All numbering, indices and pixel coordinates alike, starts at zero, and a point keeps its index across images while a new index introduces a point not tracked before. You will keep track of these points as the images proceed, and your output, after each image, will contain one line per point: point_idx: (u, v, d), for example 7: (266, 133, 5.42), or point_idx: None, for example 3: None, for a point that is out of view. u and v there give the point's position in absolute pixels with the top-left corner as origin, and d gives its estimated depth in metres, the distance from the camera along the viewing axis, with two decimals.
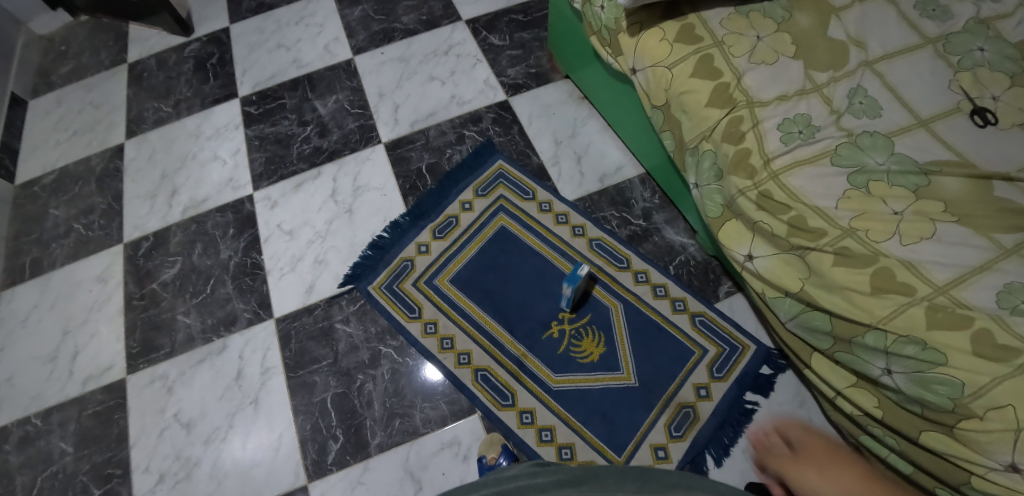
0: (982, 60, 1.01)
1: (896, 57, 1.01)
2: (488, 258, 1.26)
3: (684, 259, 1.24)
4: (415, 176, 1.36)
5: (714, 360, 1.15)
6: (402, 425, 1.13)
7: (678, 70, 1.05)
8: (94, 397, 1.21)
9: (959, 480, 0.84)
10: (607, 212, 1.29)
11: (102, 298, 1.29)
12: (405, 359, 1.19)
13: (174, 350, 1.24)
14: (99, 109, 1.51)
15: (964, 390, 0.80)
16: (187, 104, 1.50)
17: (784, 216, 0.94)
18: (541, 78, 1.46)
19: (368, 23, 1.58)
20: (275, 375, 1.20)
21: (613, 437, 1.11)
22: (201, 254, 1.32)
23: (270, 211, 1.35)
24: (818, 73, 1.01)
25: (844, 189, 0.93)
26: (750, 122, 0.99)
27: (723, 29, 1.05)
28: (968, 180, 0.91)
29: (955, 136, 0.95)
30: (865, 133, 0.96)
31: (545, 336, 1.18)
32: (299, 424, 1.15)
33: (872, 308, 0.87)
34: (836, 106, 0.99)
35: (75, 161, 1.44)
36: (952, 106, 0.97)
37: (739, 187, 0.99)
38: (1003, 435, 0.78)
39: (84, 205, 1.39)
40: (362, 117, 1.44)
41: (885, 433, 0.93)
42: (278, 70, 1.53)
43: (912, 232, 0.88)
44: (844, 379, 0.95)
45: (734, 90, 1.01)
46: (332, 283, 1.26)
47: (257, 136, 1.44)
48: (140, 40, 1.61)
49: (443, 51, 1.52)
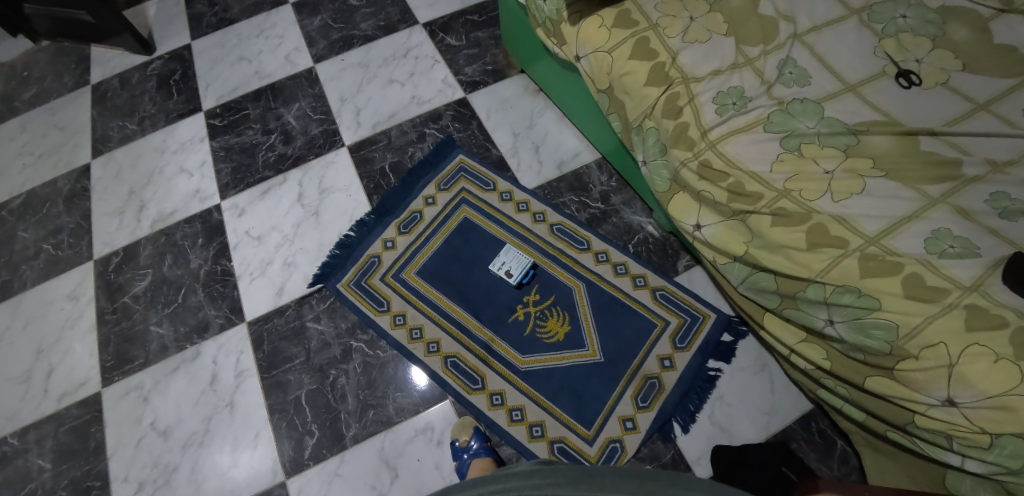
0: (905, 26, 1.05)
1: (823, 29, 1.06)
2: (453, 249, 1.30)
3: (643, 238, 1.28)
4: (378, 176, 1.39)
5: (676, 331, 1.18)
6: (376, 416, 1.15)
7: (617, 53, 1.09)
8: (69, 412, 1.21)
9: (904, 420, 0.88)
10: (567, 198, 1.33)
11: (74, 315, 1.31)
12: (377, 352, 1.22)
13: (148, 360, 1.25)
14: (64, 131, 1.53)
15: (898, 332, 0.84)
16: (152, 120, 1.53)
17: (723, 183, 0.99)
18: (497, 74, 1.51)
19: (327, 32, 1.62)
20: (249, 377, 1.21)
21: (582, 413, 1.14)
22: (171, 265, 1.34)
23: (238, 219, 1.37)
24: (749, 48, 1.06)
25: (777, 153, 0.97)
26: (687, 98, 1.04)
27: (658, 13, 1.10)
28: (895, 137, 0.95)
29: (882, 99, 0.99)
30: (795, 101, 1.00)
31: (512, 320, 1.22)
32: (274, 422, 1.17)
33: (809, 262, 0.91)
34: (767, 77, 1.03)
35: (43, 184, 1.46)
36: (878, 71, 1.02)
37: (680, 159, 1.03)
38: (938, 372, 0.81)
39: (52, 226, 1.41)
40: (325, 122, 1.48)
41: (836, 383, 0.97)
42: (240, 83, 1.56)
43: (843, 188, 0.92)
44: (795, 336, 1.00)
45: (670, 68, 1.06)
46: (302, 284, 1.29)
47: (223, 147, 1.47)
48: (103, 62, 1.64)
49: (401, 54, 1.56)
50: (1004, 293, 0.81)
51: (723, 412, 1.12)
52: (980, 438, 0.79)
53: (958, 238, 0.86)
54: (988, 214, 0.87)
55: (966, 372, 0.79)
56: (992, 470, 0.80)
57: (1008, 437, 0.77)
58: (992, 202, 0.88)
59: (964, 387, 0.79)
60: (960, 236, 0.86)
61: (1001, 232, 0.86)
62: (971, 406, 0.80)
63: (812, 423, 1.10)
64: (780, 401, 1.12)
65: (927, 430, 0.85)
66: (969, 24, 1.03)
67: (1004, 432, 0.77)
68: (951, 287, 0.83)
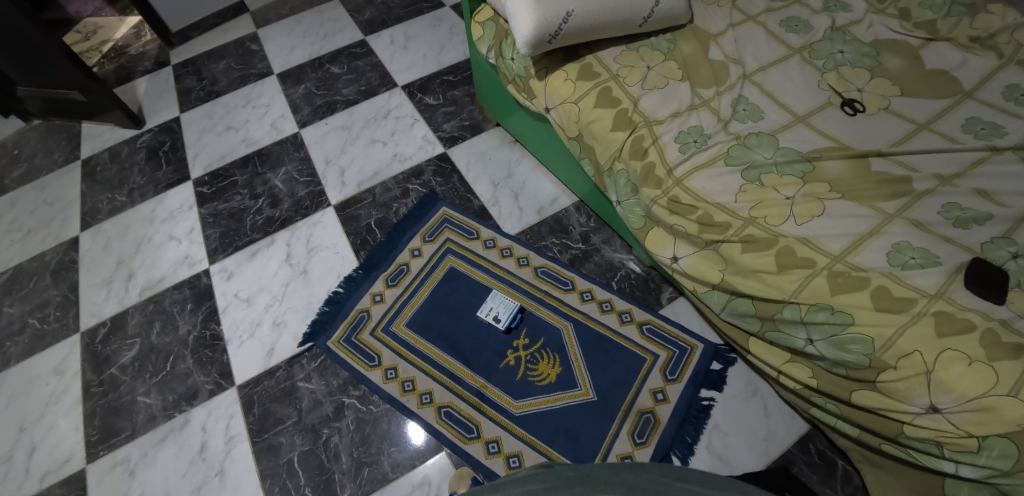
0: (843, 60, 1.14)
1: (770, 68, 1.15)
2: (440, 298, 1.32)
3: (625, 274, 1.32)
4: (365, 232, 1.42)
5: (665, 363, 1.20)
6: (372, 474, 1.13)
7: (583, 103, 1.16)
8: (52, 492, 1.17)
9: (895, 431, 0.89)
10: (549, 241, 1.37)
11: (60, 389, 1.28)
12: (369, 407, 1.21)
13: (135, 431, 1.22)
14: (53, 207, 1.56)
15: (874, 344, 0.87)
16: (141, 191, 1.56)
17: (692, 216, 1.03)
18: (474, 129, 1.58)
19: (311, 99, 1.69)
20: (239, 442, 1.19)
21: (580, 454, 1.13)
22: (159, 333, 1.33)
23: (227, 281, 1.39)
24: (703, 89, 1.13)
25: (739, 184, 1.02)
26: (651, 139, 1.09)
27: (617, 64, 1.17)
28: (848, 161, 1.01)
29: (831, 126, 1.06)
30: (751, 135, 1.07)
31: (502, 365, 1.23)
32: (265, 488, 1.14)
33: (782, 284, 0.94)
34: (723, 115, 1.10)
35: (30, 259, 1.47)
36: (824, 101, 1.09)
37: (651, 197, 1.08)
38: (917, 380, 0.84)
39: (39, 300, 1.41)
40: (311, 183, 1.52)
41: (826, 401, 0.99)
42: (228, 151, 1.62)
43: (805, 212, 0.97)
44: (780, 357, 1.02)
45: (632, 113, 1.12)
46: (292, 343, 1.29)
47: (211, 213, 1.50)
48: (93, 138, 1.69)
49: (382, 115, 1.63)
50: (967, 297, 0.85)
51: (721, 442, 1.12)
52: (968, 442, 0.81)
53: (918, 250, 0.90)
54: (942, 224, 0.92)
55: (944, 377, 0.82)
56: (985, 474, 0.81)
57: (994, 438, 0.79)
58: (945, 213, 0.94)
59: (944, 393, 0.82)
60: (919, 247, 0.90)
61: (956, 240, 0.91)
62: (954, 411, 0.82)
63: (809, 445, 1.11)
64: (775, 425, 1.13)
65: (917, 439, 0.86)
66: (900, 54, 1.14)
67: (989, 433, 0.79)
68: (918, 296, 0.86)
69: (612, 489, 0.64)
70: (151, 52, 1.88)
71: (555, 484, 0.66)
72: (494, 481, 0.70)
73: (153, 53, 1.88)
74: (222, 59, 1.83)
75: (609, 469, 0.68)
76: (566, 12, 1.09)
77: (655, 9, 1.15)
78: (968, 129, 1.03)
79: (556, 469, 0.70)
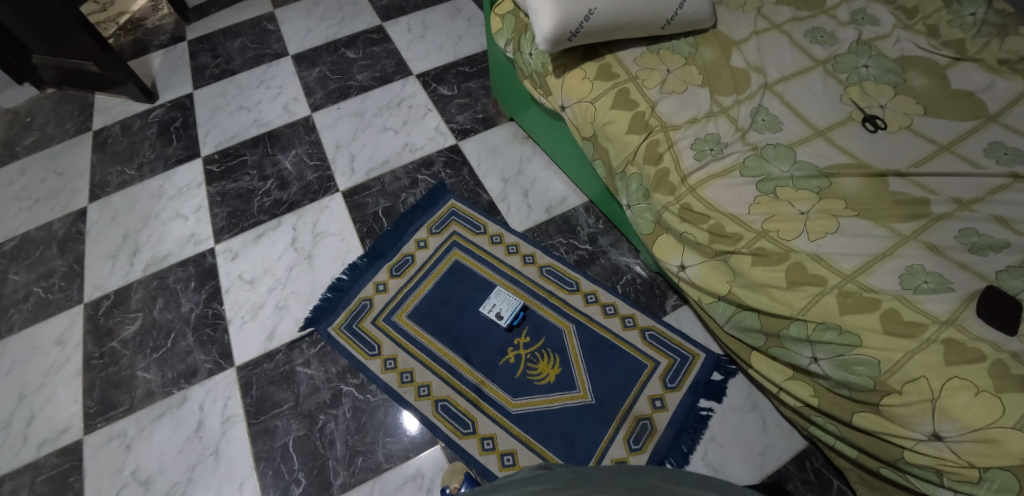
0: (867, 75, 1.12)
1: (792, 79, 1.13)
2: (443, 292, 1.31)
3: (630, 278, 1.31)
4: (371, 220, 1.42)
5: (666, 371, 1.19)
6: (366, 463, 1.13)
7: (600, 103, 1.14)
8: (48, 461, 1.17)
9: (894, 456, 0.88)
10: (556, 240, 1.36)
11: (61, 359, 1.29)
12: (366, 396, 1.21)
13: (132, 406, 1.22)
14: (63, 177, 1.56)
15: (880, 367, 0.85)
16: (150, 166, 1.56)
17: (704, 225, 1.01)
18: (487, 122, 1.57)
19: (325, 83, 1.68)
20: (235, 423, 1.19)
21: (573, 456, 1.13)
22: (162, 308, 1.34)
23: (231, 262, 1.39)
24: (723, 97, 1.12)
25: (753, 196, 1.00)
26: (666, 144, 1.08)
27: (636, 66, 1.15)
28: (865, 179, 0.99)
29: (850, 142, 1.04)
30: (769, 146, 1.05)
31: (502, 362, 1.22)
32: (259, 471, 1.14)
33: (790, 301, 0.93)
34: (741, 124, 1.08)
35: (38, 228, 1.47)
36: (845, 116, 1.08)
37: (662, 203, 1.06)
38: (922, 406, 0.83)
39: (44, 269, 1.41)
40: (321, 168, 1.51)
41: (826, 421, 0.98)
42: (239, 130, 1.61)
43: (818, 228, 0.95)
44: (782, 374, 1.01)
45: (649, 117, 1.10)
46: (293, 327, 1.29)
47: (219, 192, 1.50)
48: (105, 110, 1.69)
49: (395, 103, 1.62)
50: (978, 326, 0.83)
51: (717, 453, 1.11)
52: (969, 472, 0.80)
53: (932, 274, 0.89)
54: (958, 249, 0.91)
55: (949, 405, 0.81)
56: None
57: (997, 470, 0.78)
58: (961, 238, 0.92)
59: (948, 421, 0.81)
60: (933, 271, 0.89)
61: (971, 267, 0.89)
62: (957, 441, 0.81)
63: (806, 462, 1.10)
64: (773, 440, 1.12)
65: (917, 466, 0.85)
66: (926, 73, 1.11)
67: (991, 465, 0.78)
68: (928, 321, 0.85)
69: (612, 490, 0.64)
70: (167, 27, 1.87)
71: (557, 484, 0.66)
72: (492, 483, 0.71)
73: (169, 28, 1.87)
74: (238, 37, 1.82)
75: (606, 473, 0.68)
76: (589, 9, 1.08)
77: (679, 11, 1.14)
78: (991, 154, 1.01)
79: (555, 472, 0.71)
